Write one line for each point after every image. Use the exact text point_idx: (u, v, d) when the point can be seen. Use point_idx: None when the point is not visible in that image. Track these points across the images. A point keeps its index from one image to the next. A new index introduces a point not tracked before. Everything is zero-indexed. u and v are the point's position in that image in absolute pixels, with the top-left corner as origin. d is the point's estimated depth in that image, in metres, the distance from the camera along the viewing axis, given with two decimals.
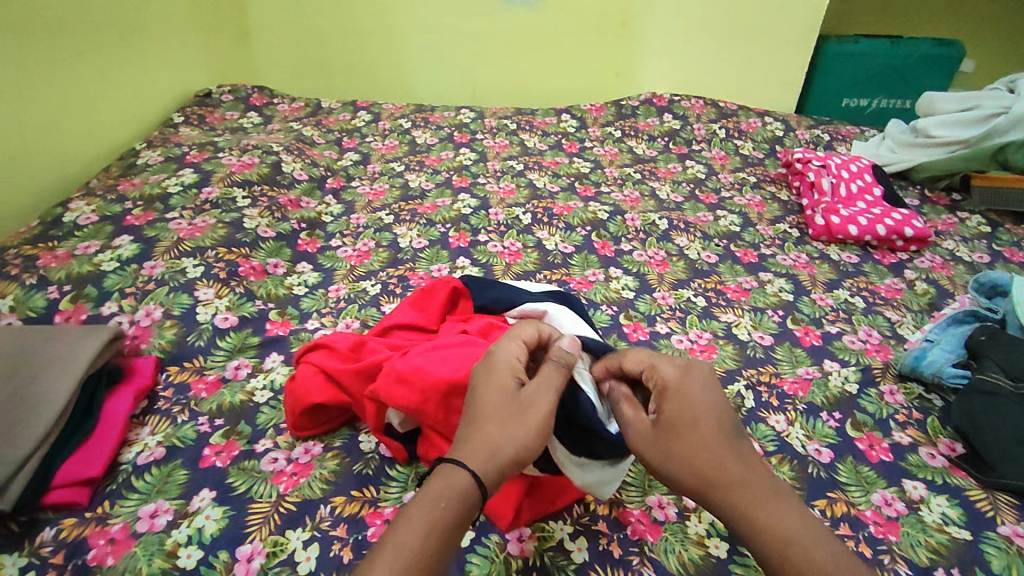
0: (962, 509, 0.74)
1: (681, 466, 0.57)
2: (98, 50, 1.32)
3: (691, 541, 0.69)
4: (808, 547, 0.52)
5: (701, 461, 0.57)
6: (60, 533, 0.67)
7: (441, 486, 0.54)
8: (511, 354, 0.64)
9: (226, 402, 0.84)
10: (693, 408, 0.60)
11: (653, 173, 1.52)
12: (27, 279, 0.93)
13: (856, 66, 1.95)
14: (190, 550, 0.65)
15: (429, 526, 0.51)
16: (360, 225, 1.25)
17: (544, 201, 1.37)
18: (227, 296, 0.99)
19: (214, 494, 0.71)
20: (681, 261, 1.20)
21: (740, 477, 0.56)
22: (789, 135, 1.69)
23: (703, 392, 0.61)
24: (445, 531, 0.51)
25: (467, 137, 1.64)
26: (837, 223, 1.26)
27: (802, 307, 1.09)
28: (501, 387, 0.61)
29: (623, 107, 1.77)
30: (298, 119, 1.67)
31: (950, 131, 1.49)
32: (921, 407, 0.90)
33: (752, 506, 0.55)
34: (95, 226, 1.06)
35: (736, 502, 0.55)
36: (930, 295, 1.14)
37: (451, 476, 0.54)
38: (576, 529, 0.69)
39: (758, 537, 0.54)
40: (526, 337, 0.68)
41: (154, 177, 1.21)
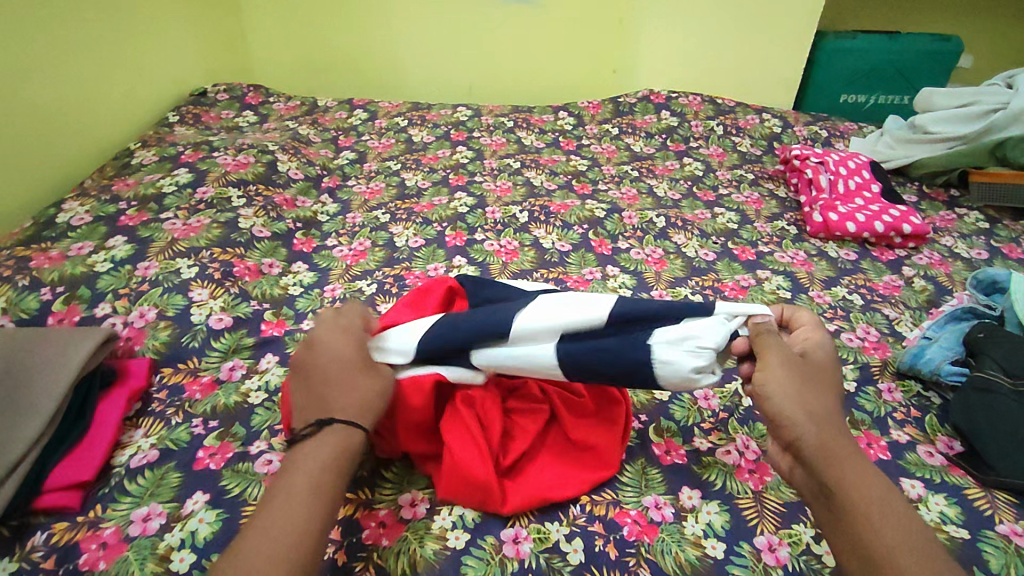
0: (959, 508, 0.74)
1: (796, 396, 0.62)
2: (91, 49, 1.31)
3: (688, 541, 0.68)
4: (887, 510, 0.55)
5: (819, 406, 0.62)
6: (51, 537, 0.67)
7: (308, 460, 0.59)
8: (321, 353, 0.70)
9: (220, 404, 0.83)
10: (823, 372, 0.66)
11: (650, 170, 1.51)
12: (19, 281, 0.93)
13: (854, 61, 1.94)
14: (183, 553, 0.65)
15: (303, 529, 0.53)
16: (355, 224, 1.25)
17: (541, 199, 1.36)
18: (221, 297, 0.98)
19: (208, 497, 0.71)
20: (678, 259, 1.19)
21: (844, 437, 0.61)
22: (787, 131, 1.68)
23: (833, 361, 0.68)
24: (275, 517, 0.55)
25: (463, 135, 1.63)
26: (835, 220, 1.26)
27: (800, 304, 1.09)
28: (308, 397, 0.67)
29: (620, 104, 1.77)
30: (293, 118, 1.66)
31: (947, 126, 1.48)
32: (919, 405, 0.89)
33: (846, 459, 0.59)
34: (89, 227, 1.05)
35: (840, 452, 0.59)
36: (929, 292, 1.13)
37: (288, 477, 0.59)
38: (571, 530, 0.69)
39: (845, 489, 0.56)
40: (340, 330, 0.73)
41: (148, 177, 1.20)
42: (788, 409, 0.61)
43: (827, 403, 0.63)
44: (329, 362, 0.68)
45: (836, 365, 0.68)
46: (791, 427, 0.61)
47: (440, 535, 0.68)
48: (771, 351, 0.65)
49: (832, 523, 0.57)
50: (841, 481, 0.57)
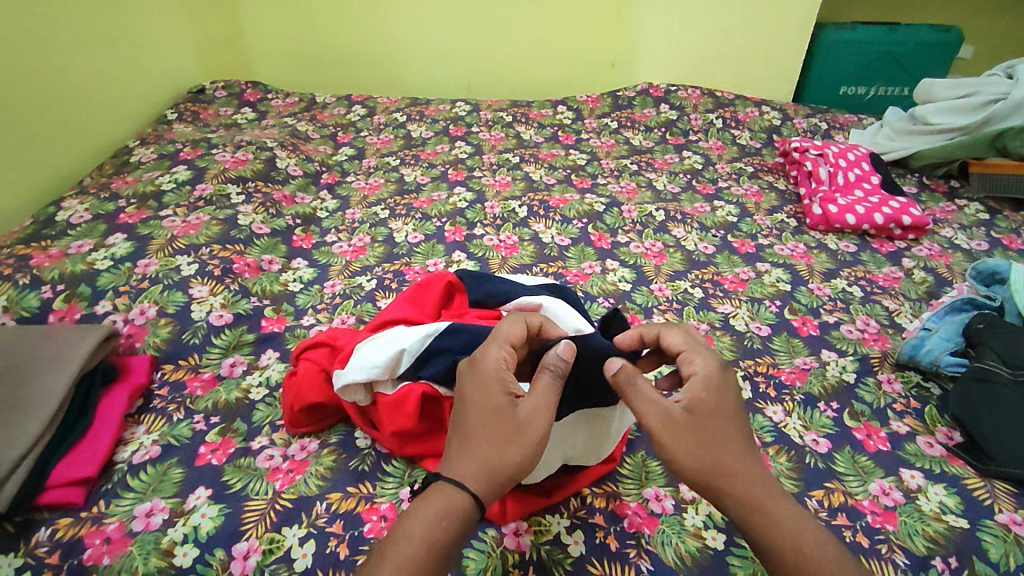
0: (959, 498, 0.74)
1: (704, 447, 0.57)
2: (88, 46, 1.31)
3: (687, 532, 0.69)
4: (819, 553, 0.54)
5: (728, 454, 0.58)
6: (56, 533, 0.67)
7: (435, 502, 0.54)
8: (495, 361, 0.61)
9: (221, 400, 0.84)
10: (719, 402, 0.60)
11: (649, 164, 1.51)
12: (20, 279, 0.93)
13: (854, 53, 1.93)
14: (187, 548, 0.65)
15: (429, 542, 0.52)
16: (355, 220, 1.25)
17: (540, 194, 1.36)
18: (221, 293, 0.98)
19: (210, 492, 0.71)
20: (678, 252, 1.19)
21: (756, 478, 0.57)
22: (786, 124, 1.68)
23: (726, 391, 0.61)
24: (432, 514, 0.54)
25: (462, 130, 1.63)
26: (834, 213, 1.26)
27: (800, 296, 1.09)
28: (490, 409, 0.58)
29: (619, 98, 1.76)
30: (292, 114, 1.66)
31: (947, 118, 1.48)
32: (919, 396, 0.89)
33: (765, 495, 0.57)
34: (88, 225, 1.05)
35: (759, 494, 0.57)
36: (929, 284, 1.13)
37: (448, 493, 0.55)
38: (573, 522, 0.69)
39: (773, 538, 0.55)
40: (512, 336, 0.64)
41: (147, 174, 1.20)
42: (700, 468, 0.57)
43: (736, 442, 0.59)
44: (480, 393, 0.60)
45: (732, 394, 0.61)
46: (713, 488, 0.57)
47: None
48: (653, 416, 0.58)
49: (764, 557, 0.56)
50: (761, 528, 0.56)
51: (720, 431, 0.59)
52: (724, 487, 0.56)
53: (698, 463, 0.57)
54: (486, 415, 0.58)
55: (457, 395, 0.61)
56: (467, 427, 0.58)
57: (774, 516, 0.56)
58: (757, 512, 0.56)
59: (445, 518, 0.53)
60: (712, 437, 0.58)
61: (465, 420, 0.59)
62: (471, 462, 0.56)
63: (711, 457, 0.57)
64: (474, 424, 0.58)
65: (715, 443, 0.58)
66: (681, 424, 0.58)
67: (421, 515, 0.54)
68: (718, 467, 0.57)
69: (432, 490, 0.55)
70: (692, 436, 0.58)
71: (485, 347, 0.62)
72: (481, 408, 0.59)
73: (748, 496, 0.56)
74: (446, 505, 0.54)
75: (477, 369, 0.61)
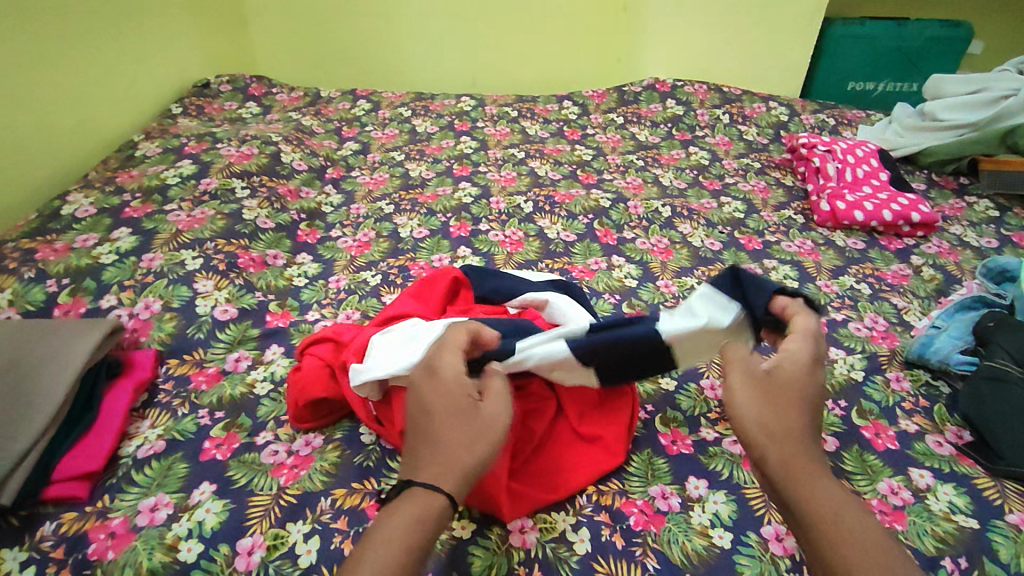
0: (969, 498, 0.74)
1: (771, 407, 0.59)
2: (93, 38, 1.30)
3: (694, 531, 0.68)
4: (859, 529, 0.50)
5: (790, 422, 0.58)
6: (61, 527, 0.67)
7: (410, 509, 0.53)
8: (450, 365, 0.63)
9: (226, 394, 0.84)
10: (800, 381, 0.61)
11: (655, 160, 1.50)
12: (25, 273, 0.93)
13: (863, 48, 1.91)
14: (191, 543, 0.65)
15: (407, 546, 0.50)
16: (359, 215, 1.24)
17: (546, 189, 1.35)
18: (226, 288, 0.98)
19: (215, 487, 0.71)
20: (684, 249, 1.19)
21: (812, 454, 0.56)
22: (794, 119, 1.66)
23: (810, 375, 0.61)
24: (409, 517, 0.52)
25: (467, 125, 1.62)
26: (842, 209, 1.25)
27: (807, 294, 1.08)
28: (452, 410, 0.59)
29: (625, 93, 1.75)
30: (296, 109, 1.66)
31: (958, 114, 1.46)
32: (927, 395, 0.88)
33: (819, 471, 0.55)
34: (93, 220, 1.05)
35: (809, 466, 0.55)
36: (938, 281, 1.12)
37: (425, 496, 0.54)
38: (578, 520, 0.69)
39: (814, 507, 0.52)
40: (456, 342, 0.66)
41: (151, 168, 1.20)
42: (755, 422, 0.58)
43: (802, 420, 0.58)
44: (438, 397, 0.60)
45: (814, 381, 0.61)
46: (760, 444, 0.57)
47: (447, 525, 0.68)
48: (733, 369, 0.63)
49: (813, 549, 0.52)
50: (800, 495, 0.53)
51: (790, 400, 0.59)
52: (773, 446, 0.56)
53: (758, 417, 0.58)
54: (453, 416, 0.59)
55: (415, 401, 0.61)
56: (430, 429, 0.58)
57: (818, 489, 0.54)
58: (803, 483, 0.54)
59: (421, 522, 0.52)
60: (779, 401, 0.59)
61: (433, 424, 0.58)
62: (439, 466, 0.56)
63: (772, 417, 0.58)
64: (442, 426, 0.58)
65: (781, 408, 0.58)
66: (749, 382, 0.61)
67: (395, 520, 0.52)
68: (775, 427, 0.57)
69: (405, 495, 0.54)
70: (756, 391, 0.60)
71: (438, 357, 0.64)
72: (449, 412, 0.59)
73: (798, 464, 0.55)
74: (421, 510, 0.53)
75: (437, 379, 0.62)
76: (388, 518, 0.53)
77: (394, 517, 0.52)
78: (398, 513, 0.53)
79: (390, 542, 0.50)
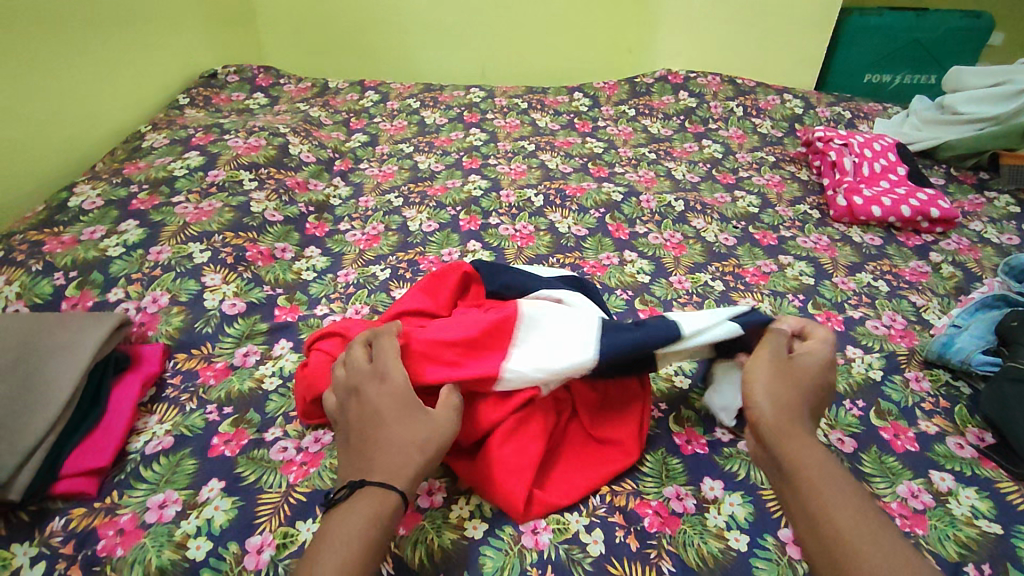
0: (992, 502, 0.72)
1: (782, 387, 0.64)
2: (100, 27, 1.29)
3: (710, 533, 0.67)
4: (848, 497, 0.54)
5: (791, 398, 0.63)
6: (69, 523, 0.66)
7: (366, 505, 0.55)
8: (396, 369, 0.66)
9: (234, 390, 0.83)
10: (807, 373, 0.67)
11: (668, 153, 1.48)
12: (33, 265, 0.92)
13: (880, 39, 1.88)
14: (200, 541, 0.64)
15: (364, 542, 0.53)
16: (368, 208, 1.23)
17: (556, 182, 1.33)
18: (234, 282, 0.97)
19: (223, 484, 0.70)
20: (698, 244, 1.17)
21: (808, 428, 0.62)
22: (809, 112, 1.64)
23: (822, 370, 0.68)
24: (365, 515, 0.55)
25: (476, 116, 1.60)
26: (859, 204, 1.23)
27: (824, 291, 1.06)
28: (402, 413, 0.63)
29: (637, 85, 1.73)
30: (304, 100, 1.64)
31: (977, 107, 1.43)
32: (948, 395, 0.86)
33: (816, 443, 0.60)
34: (101, 212, 1.04)
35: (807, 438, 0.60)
36: (957, 279, 1.10)
37: (382, 496, 0.56)
38: (591, 521, 0.67)
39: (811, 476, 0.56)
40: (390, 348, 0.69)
41: (159, 160, 1.19)
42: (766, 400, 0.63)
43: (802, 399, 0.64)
44: (385, 403, 0.64)
45: (823, 374, 0.67)
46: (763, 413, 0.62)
47: (458, 524, 0.67)
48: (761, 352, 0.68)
49: (814, 547, 0.53)
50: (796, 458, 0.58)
51: (797, 385, 0.65)
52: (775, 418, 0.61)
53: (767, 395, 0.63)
54: (402, 417, 0.63)
55: (363, 407, 0.64)
56: (382, 431, 0.62)
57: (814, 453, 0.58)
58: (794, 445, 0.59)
59: (378, 519, 0.55)
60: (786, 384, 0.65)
61: (387, 427, 0.62)
62: (392, 464, 0.59)
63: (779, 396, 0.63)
64: (393, 427, 0.62)
65: (792, 390, 0.64)
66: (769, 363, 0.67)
67: (350, 519, 0.54)
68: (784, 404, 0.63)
69: (360, 492, 0.57)
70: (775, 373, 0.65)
71: (386, 364, 0.67)
72: (398, 414, 0.63)
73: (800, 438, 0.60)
74: (376, 510, 0.55)
75: (384, 384, 0.66)
76: (339, 516, 0.55)
77: (345, 517, 0.54)
78: (351, 512, 0.55)
79: (346, 539, 0.53)
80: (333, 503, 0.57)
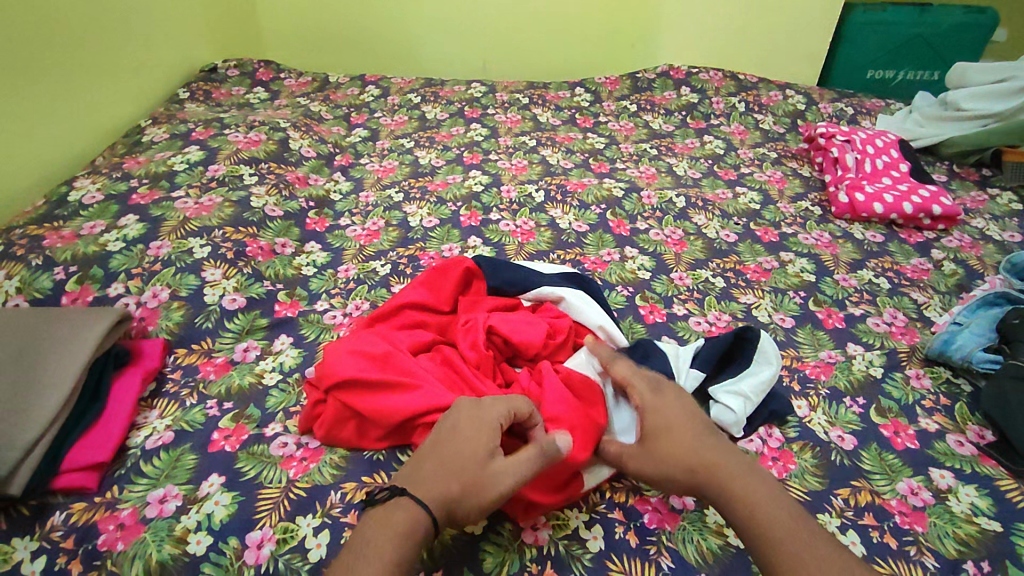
0: (991, 500, 0.72)
1: (661, 464, 0.64)
2: (100, 20, 1.29)
3: (710, 529, 0.67)
4: (775, 533, 0.56)
5: (677, 458, 0.63)
6: (70, 517, 0.66)
7: (402, 522, 0.55)
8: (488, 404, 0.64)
9: (234, 385, 0.83)
10: (664, 420, 0.66)
11: (669, 149, 1.47)
12: (32, 260, 0.92)
13: (883, 35, 1.87)
14: (200, 536, 0.65)
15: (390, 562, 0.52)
16: (368, 203, 1.23)
17: (557, 178, 1.33)
18: (234, 277, 0.97)
19: (223, 479, 0.70)
20: (699, 240, 1.16)
21: (719, 465, 0.62)
22: (811, 108, 1.63)
23: (664, 404, 0.68)
24: (397, 531, 0.54)
25: (477, 112, 1.60)
26: (861, 201, 1.22)
27: (825, 288, 1.06)
28: (476, 445, 0.61)
29: (638, 80, 1.72)
30: (304, 95, 1.63)
31: (981, 104, 1.43)
32: (948, 393, 0.86)
33: (724, 477, 0.61)
34: (101, 206, 1.04)
35: (719, 483, 0.61)
36: (959, 276, 1.09)
37: (415, 513, 0.56)
38: (591, 517, 0.68)
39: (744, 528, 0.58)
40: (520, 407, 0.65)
41: (159, 154, 1.19)
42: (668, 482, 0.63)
43: (687, 443, 0.64)
44: (462, 428, 0.62)
45: (666, 407, 0.67)
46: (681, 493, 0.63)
47: None
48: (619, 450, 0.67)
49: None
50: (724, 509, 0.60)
51: (668, 440, 0.65)
52: (696, 482, 0.62)
53: (665, 477, 0.63)
54: (472, 441, 0.61)
55: (445, 424, 0.63)
56: (446, 455, 0.60)
57: (734, 497, 0.59)
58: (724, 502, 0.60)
59: (405, 537, 0.54)
60: (660, 450, 0.64)
61: (455, 452, 0.60)
62: (442, 485, 0.58)
63: (668, 468, 0.63)
64: (462, 453, 0.60)
65: (674, 452, 0.64)
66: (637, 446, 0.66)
67: (383, 530, 0.54)
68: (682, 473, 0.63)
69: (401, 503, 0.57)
70: (647, 458, 0.65)
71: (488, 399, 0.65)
72: (475, 440, 0.61)
73: (720, 487, 0.61)
74: (408, 528, 0.55)
75: (475, 411, 0.64)
76: (375, 521, 0.56)
77: (379, 525, 0.55)
78: (391, 522, 0.55)
79: (371, 551, 0.53)
80: (374, 503, 0.57)
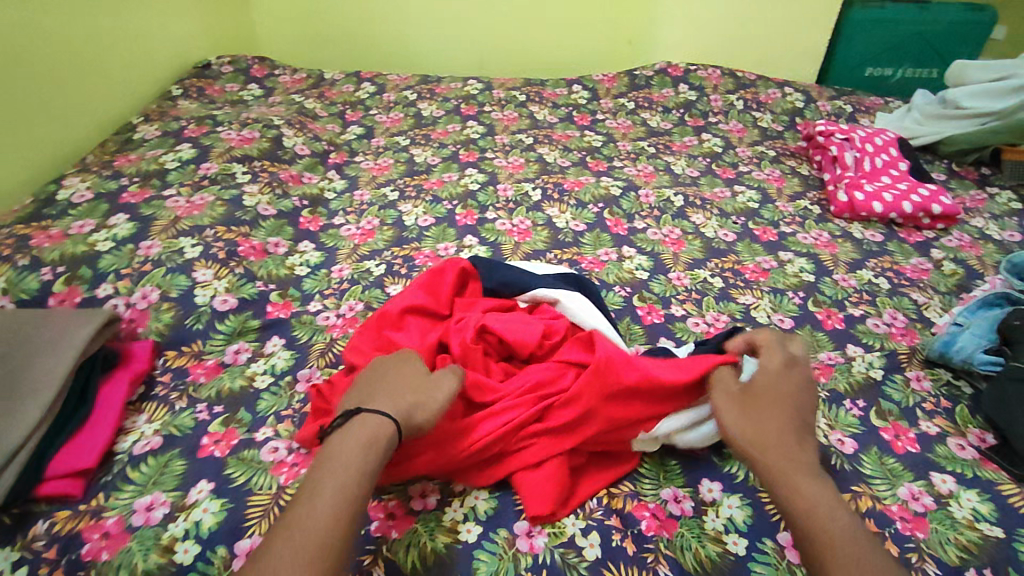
0: (993, 505, 0.71)
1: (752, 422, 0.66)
2: (91, 15, 1.26)
3: (708, 537, 0.66)
4: (828, 520, 0.57)
5: (766, 424, 0.65)
6: (54, 526, 0.65)
7: (363, 433, 0.60)
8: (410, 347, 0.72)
9: (225, 388, 0.81)
10: (776, 394, 0.68)
11: (667, 147, 1.46)
12: (19, 260, 0.90)
13: (882, 32, 1.86)
14: (188, 544, 0.63)
15: (359, 471, 0.57)
16: (363, 202, 1.21)
17: (554, 176, 1.32)
18: (225, 277, 0.95)
19: (212, 486, 0.69)
20: (697, 240, 1.15)
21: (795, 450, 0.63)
22: (810, 106, 1.62)
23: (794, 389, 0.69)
24: (364, 443, 0.59)
25: (474, 109, 1.58)
26: (861, 200, 1.21)
27: (824, 288, 1.04)
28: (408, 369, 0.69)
29: (636, 77, 1.70)
30: (299, 91, 1.62)
31: (980, 102, 1.41)
32: (949, 395, 0.85)
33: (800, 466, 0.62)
34: (90, 205, 1.02)
35: (788, 464, 0.62)
36: (959, 276, 1.08)
37: (377, 424, 0.61)
38: (588, 524, 0.66)
39: (799, 500, 0.59)
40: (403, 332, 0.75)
41: (150, 152, 1.17)
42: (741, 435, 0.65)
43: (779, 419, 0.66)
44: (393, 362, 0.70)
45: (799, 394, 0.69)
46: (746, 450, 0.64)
47: (452, 528, 0.66)
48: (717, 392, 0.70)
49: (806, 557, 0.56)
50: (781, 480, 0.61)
51: (767, 409, 0.67)
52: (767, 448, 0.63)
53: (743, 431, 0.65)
54: (416, 380, 0.67)
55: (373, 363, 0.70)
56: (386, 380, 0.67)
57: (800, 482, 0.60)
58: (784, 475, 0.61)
59: (372, 445, 0.59)
60: (757, 413, 0.67)
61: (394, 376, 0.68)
62: (395, 400, 0.64)
63: (750, 429, 0.65)
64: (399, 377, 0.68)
65: (767, 419, 0.66)
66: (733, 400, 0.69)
67: (350, 444, 0.59)
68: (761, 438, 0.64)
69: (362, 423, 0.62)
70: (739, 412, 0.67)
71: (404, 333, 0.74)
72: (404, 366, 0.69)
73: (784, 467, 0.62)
74: (371, 437, 0.60)
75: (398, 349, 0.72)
76: (340, 438, 0.60)
77: (345, 439, 0.60)
78: (353, 435, 0.60)
79: (342, 467, 0.57)
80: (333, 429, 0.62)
